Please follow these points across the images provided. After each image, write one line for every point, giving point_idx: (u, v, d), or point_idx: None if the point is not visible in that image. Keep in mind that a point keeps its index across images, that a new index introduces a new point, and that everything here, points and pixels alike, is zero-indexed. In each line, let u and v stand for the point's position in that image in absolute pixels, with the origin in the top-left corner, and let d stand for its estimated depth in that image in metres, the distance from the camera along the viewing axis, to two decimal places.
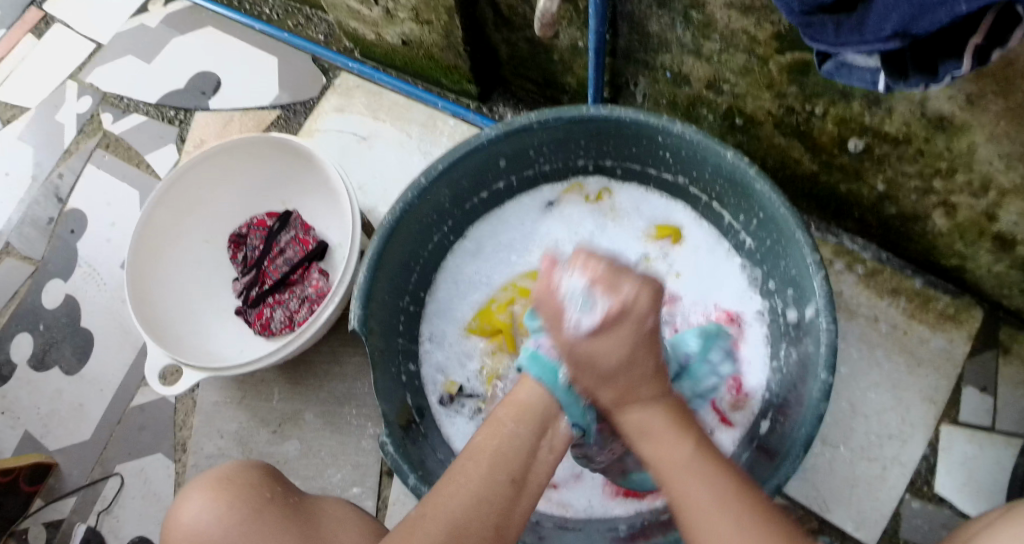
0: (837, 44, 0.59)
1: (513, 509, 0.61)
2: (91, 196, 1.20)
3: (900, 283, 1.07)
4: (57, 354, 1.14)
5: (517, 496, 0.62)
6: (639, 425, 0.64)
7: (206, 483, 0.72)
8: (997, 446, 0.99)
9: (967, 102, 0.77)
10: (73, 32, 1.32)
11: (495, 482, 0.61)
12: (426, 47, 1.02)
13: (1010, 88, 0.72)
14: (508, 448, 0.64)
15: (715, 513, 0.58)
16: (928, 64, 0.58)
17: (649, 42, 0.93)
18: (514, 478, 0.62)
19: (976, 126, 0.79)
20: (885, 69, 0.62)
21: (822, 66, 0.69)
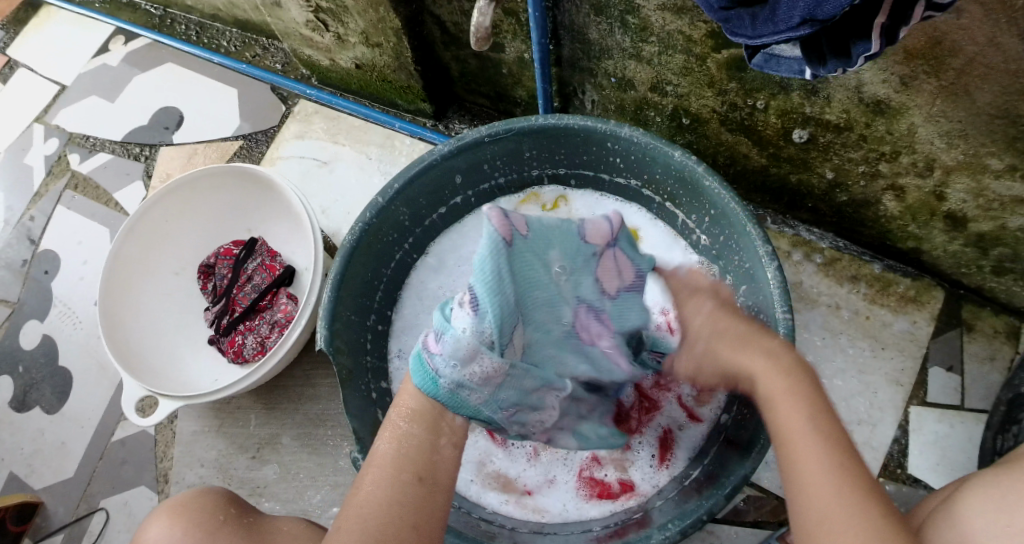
0: (756, 35, 0.62)
1: (429, 502, 0.64)
2: (63, 236, 1.22)
3: (859, 269, 1.09)
4: (37, 394, 1.15)
5: (427, 492, 0.64)
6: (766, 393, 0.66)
7: (164, 511, 0.75)
8: (967, 423, 1.01)
9: (901, 85, 0.80)
10: (37, 76, 1.35)
11: (399, 480, 0.64)
12: (378, 69, 1.04)
13: (940, 67, 0.75)
14: (408, 447, 0.66)
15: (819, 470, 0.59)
16: (842, 47, 0.61)
17: (592, 50, 0.96)
18: (420, 475, 0.65)
19: (913, 107, 0.82)
20: (804, 56, 0.65)
21: (751, 59, 0.72)
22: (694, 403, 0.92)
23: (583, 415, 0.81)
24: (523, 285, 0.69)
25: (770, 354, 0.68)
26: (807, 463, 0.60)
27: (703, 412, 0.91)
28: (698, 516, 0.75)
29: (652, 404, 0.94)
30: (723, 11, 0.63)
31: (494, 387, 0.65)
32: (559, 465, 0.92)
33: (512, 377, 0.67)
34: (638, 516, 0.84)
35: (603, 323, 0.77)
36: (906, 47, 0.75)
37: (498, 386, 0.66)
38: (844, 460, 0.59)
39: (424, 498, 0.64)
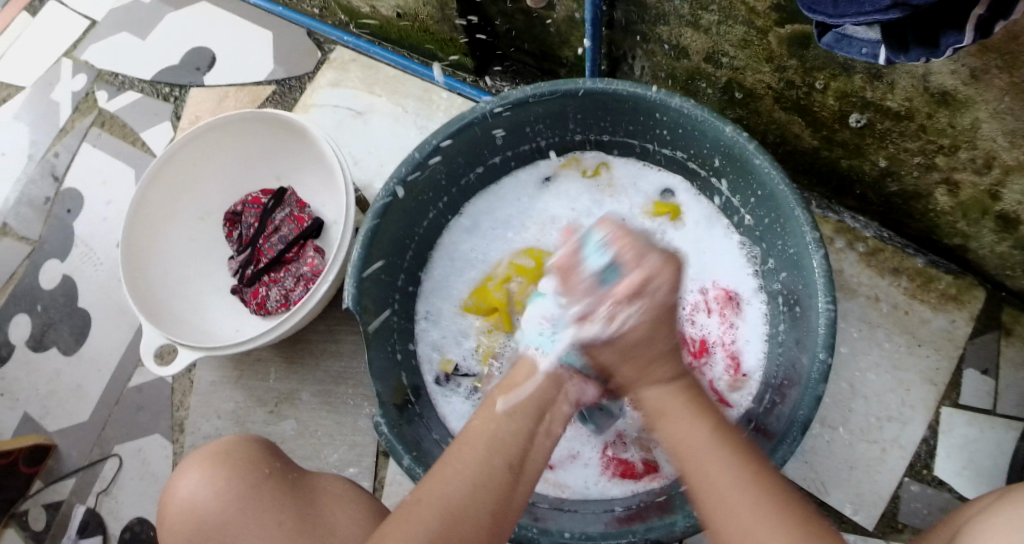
0: (836, 15, 0.58)
1: (515, 493, 0.62)
2: (87, 174, 1.20)
3: (902, 261, 1.05)
4: (55, 334, 1.14)
5: (515, 482, 0.62)
6: (657, 404, 0.64)
7: (200, 460, 0.74)
8: (998, 429, 0.98)
9: (970, 77, 0.75)
10: (67, 9, 1.31)
11: (489, 465, 0.62)
12: (420, 20, 1.01)
13: (1014, 62, 0.71)
14: (504, 433, 0.65)
15: (733, 494, 0.57)
16: (929, 36, 0.57)
17: (647, 14, 0.92)
18: (510, 463, 0.63)
19: (979, 101, 0.77)
20: (885, 39, 0.61)
21: (822, 38, 0.68)
22: (726, 388, 0.89)
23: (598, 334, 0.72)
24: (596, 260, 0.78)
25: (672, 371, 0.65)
26: (731, 502, 0.57)
27: (735, 398, 0.88)
28: None
29: None
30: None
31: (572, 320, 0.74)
32: (582, 441, 0.91)
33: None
34: (660, 499, 0.82)
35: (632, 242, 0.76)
36: (981, 41, 0.71)
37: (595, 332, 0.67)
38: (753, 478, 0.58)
39: (512, 489, 0.62)
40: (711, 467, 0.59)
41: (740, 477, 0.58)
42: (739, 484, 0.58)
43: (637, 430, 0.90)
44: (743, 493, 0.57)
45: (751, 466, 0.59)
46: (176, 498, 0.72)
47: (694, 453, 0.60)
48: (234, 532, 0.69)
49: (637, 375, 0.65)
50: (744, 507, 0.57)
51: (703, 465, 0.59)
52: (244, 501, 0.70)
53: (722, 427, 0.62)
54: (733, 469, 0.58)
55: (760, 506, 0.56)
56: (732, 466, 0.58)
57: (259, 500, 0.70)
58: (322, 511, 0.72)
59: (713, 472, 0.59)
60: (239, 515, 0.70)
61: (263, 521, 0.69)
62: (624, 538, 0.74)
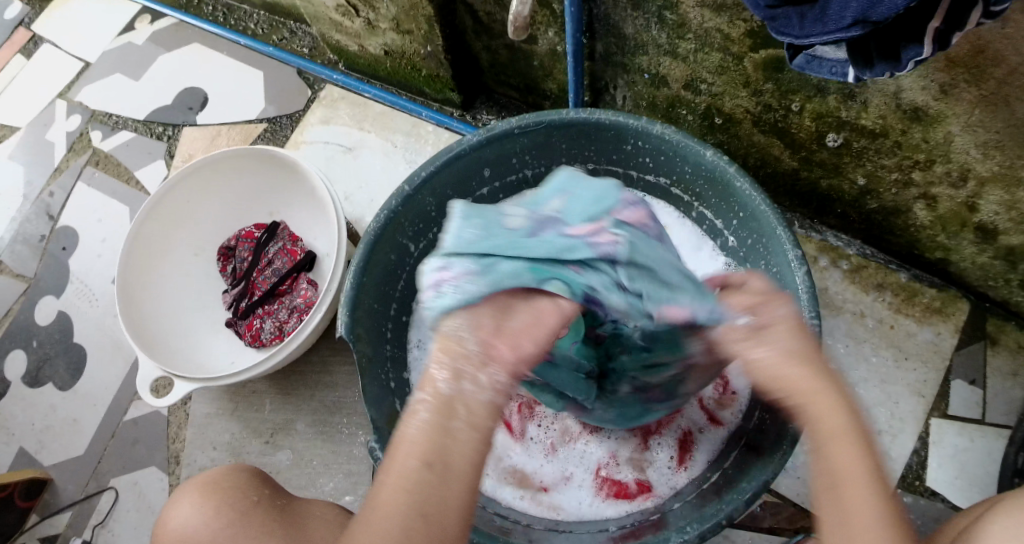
0: (802, 36, 0.59)
1: (445, 489, 0.53)
2: (83, 213, 1.21)
3: (885, 277, 1.07)
4: (51, 370, 1.15)
5: (438, 479, 0.53)
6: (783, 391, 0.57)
7: (192, 489, 0.76)
8: (988, 438, 1.00)
9: (940, 92, 0.78)
10: (61, 51, 1.34)
11: (406, 470, 0.53)
12: (407, 56, 1.03)
13: (981, 76, 0.73)
14: (416, 433, 0.54)
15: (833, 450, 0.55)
16: (891, 51, 0.59)
17: (626, 45, 0.95)
18: (428, 461, 0.53)
19: (950, 115, 0.80)
20: (850, 58, 0.63)
21: (792, 60, 0.70)
22: (715, 406, 0.91)
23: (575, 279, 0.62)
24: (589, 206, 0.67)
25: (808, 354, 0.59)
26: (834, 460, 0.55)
27: (724, 415, 0.90)
28: (717, 520, 0.74)
29: None
30: (769, 8, 0.61)
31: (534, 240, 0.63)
32: (575, 462, 0.92)
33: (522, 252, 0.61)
34: (654, 517, 0.83)
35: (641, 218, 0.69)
36: (946, 54, 0.73)
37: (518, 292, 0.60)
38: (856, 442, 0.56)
39: (439, 487, 0.53)
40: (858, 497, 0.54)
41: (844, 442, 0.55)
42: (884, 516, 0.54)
43: (628, 450, 0.91)
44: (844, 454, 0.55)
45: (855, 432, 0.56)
46: (169, 529, 0.73)
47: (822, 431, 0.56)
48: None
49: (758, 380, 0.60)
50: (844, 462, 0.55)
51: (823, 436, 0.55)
52: (235, 529, 0.71)
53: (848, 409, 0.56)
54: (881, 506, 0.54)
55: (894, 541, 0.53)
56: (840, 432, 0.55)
57: (249, 527, 0.71)
58: (308, 534, 0.72)
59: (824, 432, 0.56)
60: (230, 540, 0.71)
61: None
62: None
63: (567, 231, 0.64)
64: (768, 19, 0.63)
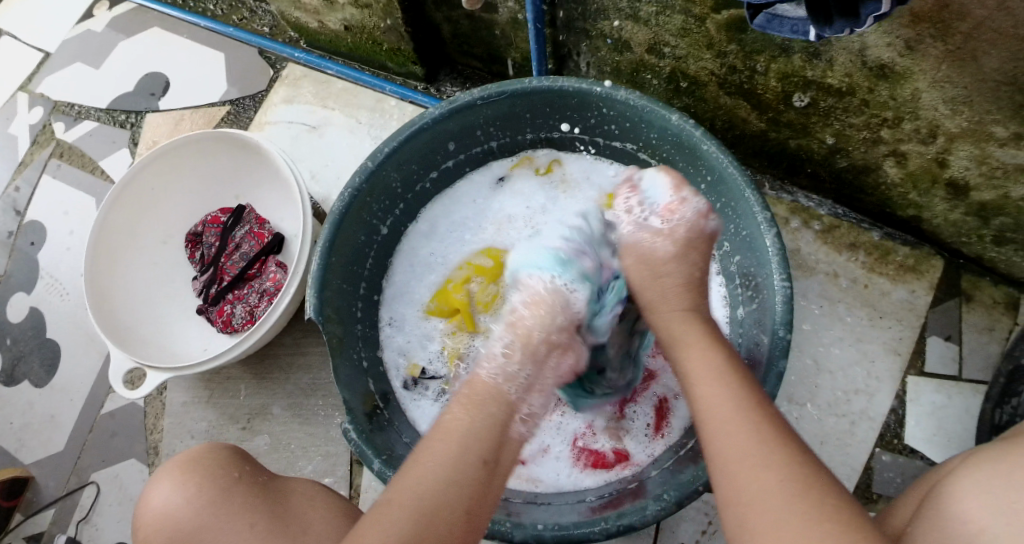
0: None
1: (489, 489, 0.64)
2: (49, 206, 1.19)
3: (858, 237, 1.07)
4: (26, 367, 1.13)
5: (490, 476, 0.64)
6: (675, 335, 0.70)
7: (172, 468, 0.75)
8: (965, 393, 1.00)
9: (906, 49, 0.78)
10: (20, 43, 1.32)
11: (464, 463, 0.63)
12: (368, 31, 1.02)
13: (947, 30, 0.73)
14: (476, 429, 0.65)
15: (712, 376, 0.64)
16: (850, 8, 0.59)
17: (587, 10, 0.94)
18: (485, 458, 0.64)
19: (917, 72, 0.80)
20: (810, 18, 0.62)
21: (753, 19, 0.69)
22: None
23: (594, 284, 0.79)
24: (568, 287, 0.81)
25: (688, 310, 0.73)
26: (707, 387, 0.63)
27: None
28: (694, 486, 0.73)
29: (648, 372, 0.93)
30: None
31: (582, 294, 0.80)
32: (552, 434, 0.91)
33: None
34: (632, 486, 0.83)
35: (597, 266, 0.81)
36: (911, 10, 0.73)
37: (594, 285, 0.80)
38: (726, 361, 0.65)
39: (483, 485, 0.63)
40: (717, 386, 0.63)
41: (711, 357, 0.66)
42: (737, 390, 0.62)
43: (605, 419, 0.91)
44: (717, 382, 0.63)
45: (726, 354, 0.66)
46: (149, 508, 0.73)
47: (700, 372, 0.65)
48: (209, 535, 0.70)
49: (657, 300, 0.74)
50: (717, 389, 0.63)
51: (692, 356, 0.67)
52: (217, 506, 0.71)
53: (715, 340, 0.69)
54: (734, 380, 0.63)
55: (749, 404, 0.61)
56: (709, 357, 0.66)
57: (231, 505, 0.71)
58: (291, 512, 0.72)
59: (697, 352, 0.67)
60: (212, 519, 0.71)
61: (235, 525, 0.70)
62: (595, 526, 0.74)
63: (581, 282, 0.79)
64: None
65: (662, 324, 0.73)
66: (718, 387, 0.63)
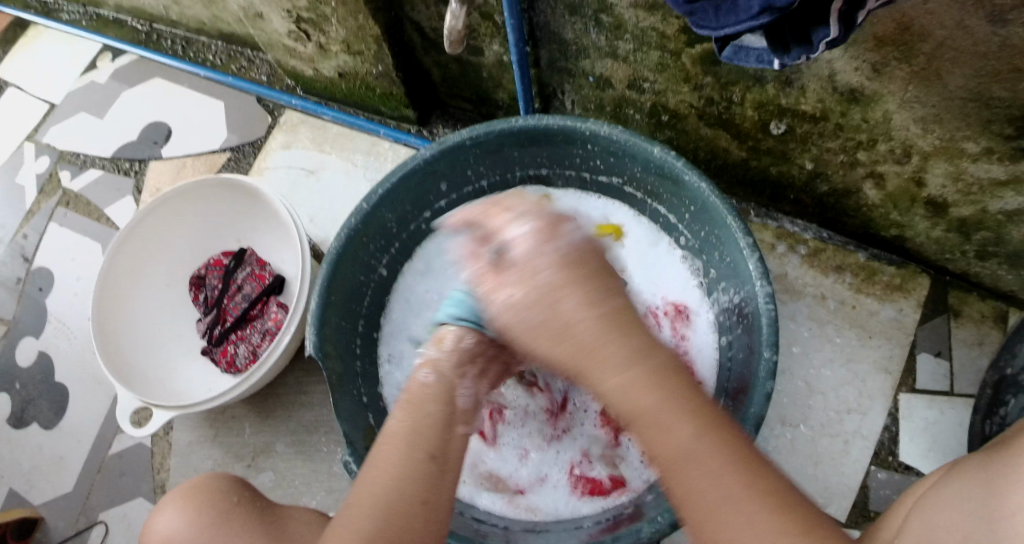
0: (719, 27, 0.62)
1: (439, 481, 0.65)
2: (56, 253, 1.23)
3: (844, 259, 1.10)
4: (35, 410, 1.16)
5: (439, 470, 0.66)
6: (632, 409, 0.60)
7: (180, 494, 0.77)
8: (956, 408, 1.02)
9: (873, 72, 0.81)
10: (26, 95, 1.36)
11: (412, 460, 0.65)
12: (361, 77, 1.06)
13: (911, 52, 0.76)
14: (422, 425, 0.68)
15: (687, 462, 0.58)
16: (804, 34, 0.62)
17: (569, 51, 0.98)
18: (432, 453, 0.66)
19: (886, 94, 0.83)
20: (769, 46, 0.65)
21: (721, 52, 0.72)
22: None
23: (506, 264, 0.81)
24: None
25: (635, 361, 0.61)
26: (687, 474, 0.58)
27: None
28: None
29: None
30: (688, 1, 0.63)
31: None
32: (550, 463, 0.94)
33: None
34: (629, 511, 0.84)
35: None
36: (875, 34, 0.76)
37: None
38: (699, 431, 0.58)
39: (435, 477, 0.65)
40: (693, 472, 0.57)
41: (682, 434, 0.58)
42: (721, 466, 0.57)
43: (600, 446, 0.93)
44: (701, 469, 0.57)
45: (694, 421, 0.59)
46: (153, 533, 0.76)
47: (674, 456, 0.58)
48: None
49: (589, 367, 0.63)
50: (697, 474, 0.57)
51: (660, 435, 0.59)
52: (217, 529, 0.74)
53: (677, 403, 0.59)
54: (693, 443, 0.58)
55: (745, 492, 0.56)
56: (678, 432, 0.58)
57: (230, 529, 0.74)
58: (287, 534, 0.74)
59: (660, 430, 0.59)
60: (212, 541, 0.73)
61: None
62: None
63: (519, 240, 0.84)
64: (687, 14, 0.65)
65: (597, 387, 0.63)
66: (699, 473, 0.57)
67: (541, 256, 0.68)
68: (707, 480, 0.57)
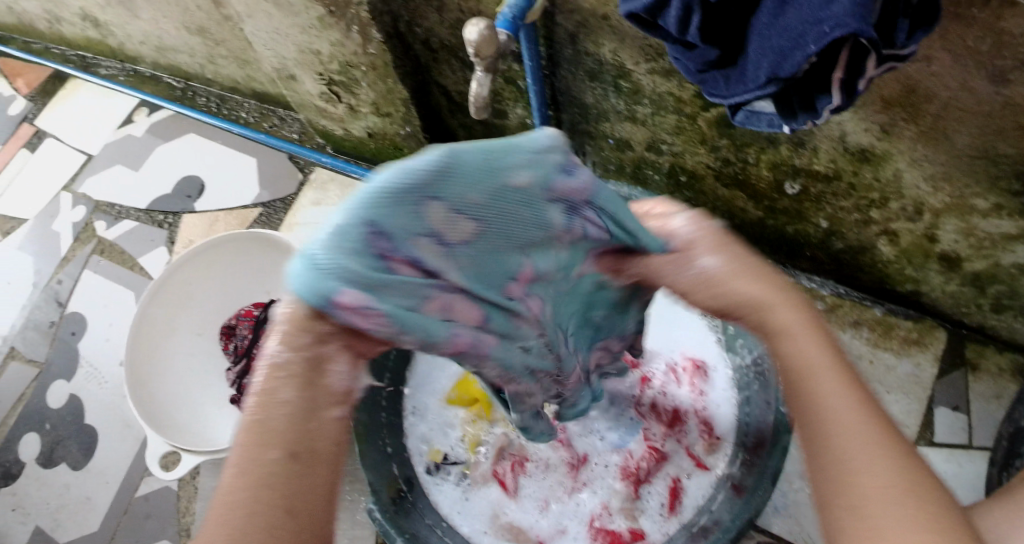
0: (730, 95, 0.65)
1: (312, 483, 0.48)
2: (90, 299, 1.27)
3: (860, 313, 1.12)
4: (63, 451, 1.19)
5: (305, 469, 0.48)
6: (779, 326, 0.55)
7: None
8: (975, 461, 1.02)
9: (882, 132, 0.83)
10: (65, 145, 1.43)
11: (266, 463, 0.47)
12: (389, 137, 1.11)
13: (917, 113, 0.78)
14: (275, 419, 0.48)
15: (829, 380, 0.52)
16: (811, 101, 0.63)
17: (590, 114, 1.02)
18: (293, 450, 0.48)
19: (896, 153, 0.85)
20: (778, 112, 0.67)
21: (734, 116, 0.74)
22: (702, 452, 0.94)
23: (441, 240, 0.46)
24: (489, 249, 0.49)
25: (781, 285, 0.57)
26: (828, 393, 0.51)
27: (711, 460, 0.93)
28: None
29: (661, 453, 0.96)
30: (699, 73, 0.67)
31: (460, 246, 0.47)
32: (570, 514, 0.95)
33: (499, 230, 0.48)
34: None
35: (574, 206, 0.51)
36: (882, 96, 0.79)
37: (459, 312, 0.51)
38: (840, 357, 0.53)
39: (303, 480, 0.48)
40: (835, 392, 0.51)
41: (826, 354, 0.53)
42: (858, 393, 0.51)
43: (619, 499, 0.95)
44: (842, 391, 0.51)
45: (835, 349, 0.54)
46: None
47: (816, 373, 0.52)
48: None
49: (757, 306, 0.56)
50: (839, 395, 0.51)
51: (802, 348, 0.53)
52: None
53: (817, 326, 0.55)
54: (853, 393, 0.51)
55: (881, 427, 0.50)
56: (821, 350, 0.53)
57: None
58: None
59: (804, 345, 0.54)
60: None
61: None
62: None
63: (486, 194, 0.46)
64: (701, 82, 0.69)
65: (775, 327, 0.55)
66: (839, 396, 0.51)
67: (696, 236, 0.59)
68: (885, 452, 0.48)
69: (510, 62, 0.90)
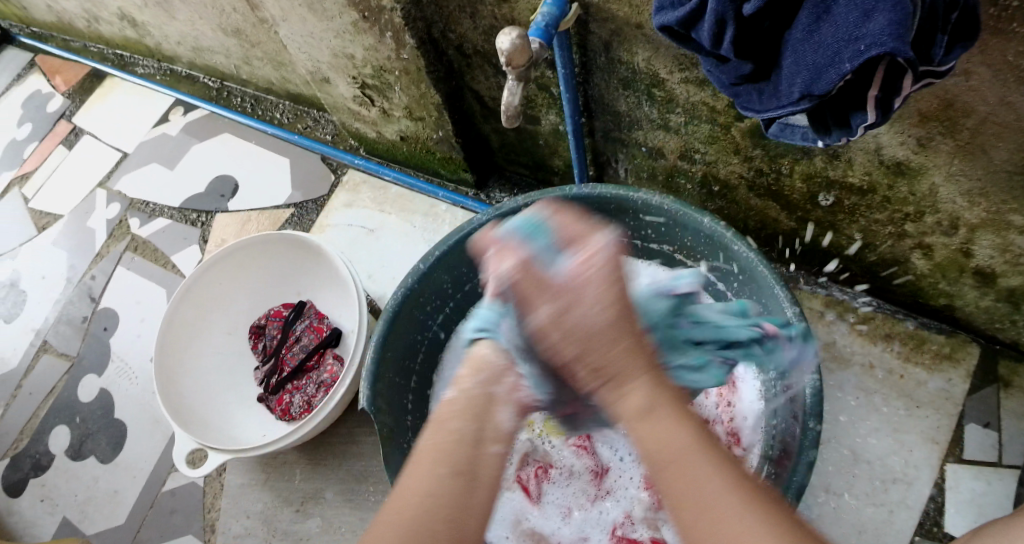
0: (762, 110, 0.65)
1: (469, 498, 0.60)
2: (123, 295, 1.29)
3: (892, 327, 1.10)
4: (93, 444, 1.21)
5: (466, 487, 0.60)
6: (636, 407, 0.62)
7: None
8: (1006, 481, 1.00)
9: (918, 146, 0.82)
10: (101, 143, 1.45)
11: (436, 475, 0.61)
12: (421, 141, 1.12)
13: (954, 127, 0.77)
14: (446, 443, 0.63)
15: (688, 467, 0.58)
16: (844, 117, 0.63)
17: (622, 122, 1.03)
18: (457, 470, 0.61)
19: (931, 167, 0.84)
20: (812, 127, 0.66)
21: (768, 129, 0.74)
22: None
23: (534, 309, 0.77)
24: None
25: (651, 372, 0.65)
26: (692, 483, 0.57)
27: None
28: None
29: None
30: (732, 87, 0.67)
31: None
32: (592, 523, 0.95)
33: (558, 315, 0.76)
34: None
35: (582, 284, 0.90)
36: (919, 111, 0.77)
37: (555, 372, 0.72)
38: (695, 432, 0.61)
39: (463, 495, 0.60)
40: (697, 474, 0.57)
41: (678, 432, 0.60)
42: (715, 472, 0.57)
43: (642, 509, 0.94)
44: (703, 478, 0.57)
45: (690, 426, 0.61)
46: None
47: (675, 453, 0.59)
48: None
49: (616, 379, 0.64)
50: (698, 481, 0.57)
51: (656, 432, 0.61)
52: None
53: (673, 400, 0.63)
54: (717, 474, 0.57)
55: (743, 508, 0.55)
56: (675, 430, 0.60)
57: None
58: None
59: (662, 428, 0.61)
60: None
61: None
62: None
63: None
64: (734, 96, 0.69)
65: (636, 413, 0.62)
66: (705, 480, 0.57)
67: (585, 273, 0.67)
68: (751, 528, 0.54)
69: (544, 69, 0.90)
